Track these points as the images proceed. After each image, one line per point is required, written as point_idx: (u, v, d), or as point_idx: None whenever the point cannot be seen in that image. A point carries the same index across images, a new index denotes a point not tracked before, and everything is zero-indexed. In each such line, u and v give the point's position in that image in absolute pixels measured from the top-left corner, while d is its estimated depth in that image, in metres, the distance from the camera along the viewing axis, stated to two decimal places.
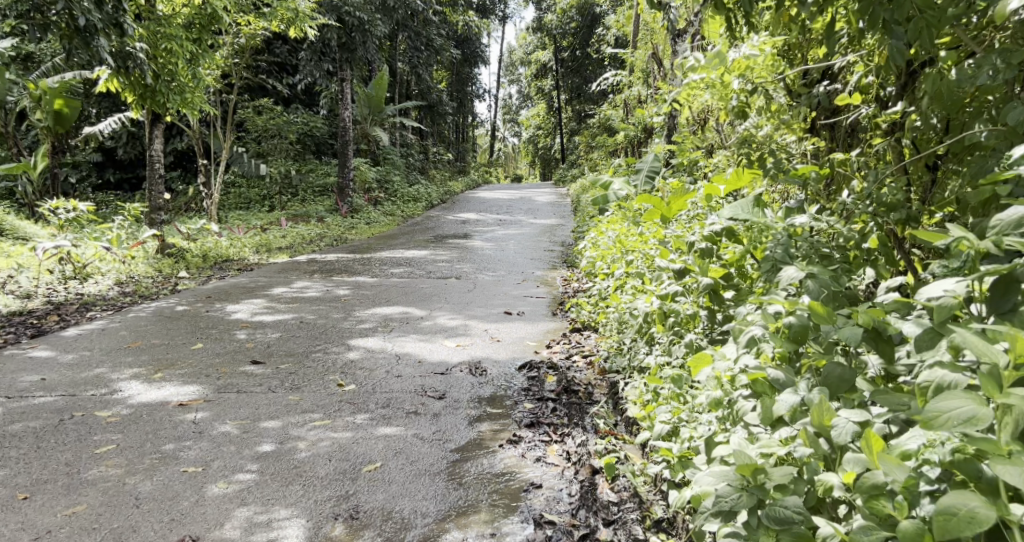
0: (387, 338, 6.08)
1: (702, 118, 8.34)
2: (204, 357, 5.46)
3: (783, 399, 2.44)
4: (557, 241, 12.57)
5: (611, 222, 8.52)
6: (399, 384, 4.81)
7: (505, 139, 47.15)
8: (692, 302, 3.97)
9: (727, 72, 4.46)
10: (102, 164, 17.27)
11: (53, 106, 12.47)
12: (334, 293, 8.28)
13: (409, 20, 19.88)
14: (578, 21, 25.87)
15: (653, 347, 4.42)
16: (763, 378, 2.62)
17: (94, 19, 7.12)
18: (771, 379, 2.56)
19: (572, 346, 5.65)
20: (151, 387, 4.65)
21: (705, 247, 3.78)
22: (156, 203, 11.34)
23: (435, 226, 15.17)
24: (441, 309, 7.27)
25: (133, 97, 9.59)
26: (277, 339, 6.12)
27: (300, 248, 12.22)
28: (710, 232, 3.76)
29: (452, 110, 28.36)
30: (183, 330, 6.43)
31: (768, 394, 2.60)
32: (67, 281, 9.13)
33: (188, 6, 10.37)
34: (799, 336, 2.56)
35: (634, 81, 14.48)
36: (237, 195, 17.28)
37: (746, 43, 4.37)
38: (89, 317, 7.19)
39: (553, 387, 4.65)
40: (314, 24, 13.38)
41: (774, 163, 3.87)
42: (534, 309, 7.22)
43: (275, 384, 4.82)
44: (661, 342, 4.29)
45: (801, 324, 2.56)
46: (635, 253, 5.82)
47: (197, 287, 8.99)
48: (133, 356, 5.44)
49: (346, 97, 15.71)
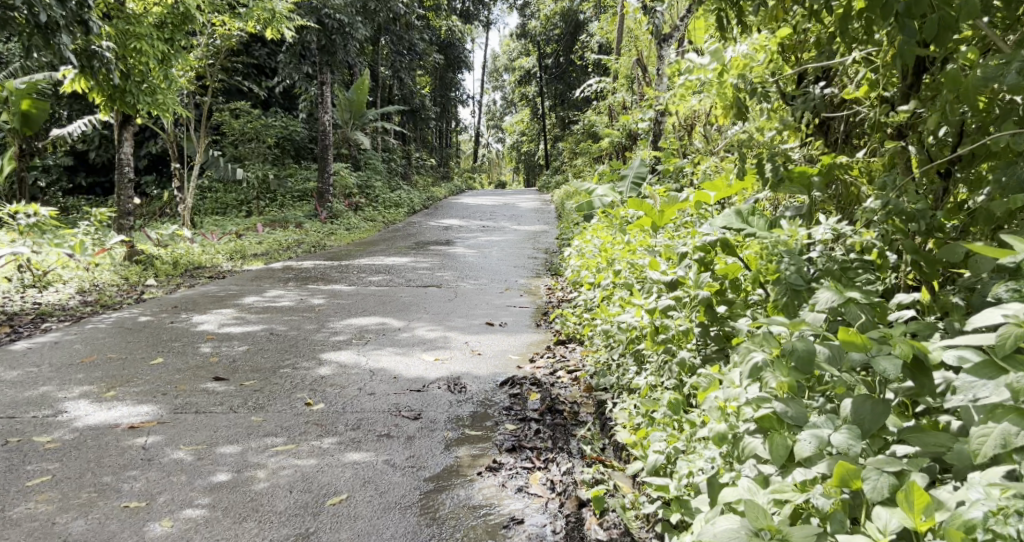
0: (360, 351, 5.74)
1: (690, 123, 8.10)
2: (162, 373, 5.12)
3: (805, 438, 2.22)
4: (541, 248, 12.27)
5: (596, 229, 8.22)
6: (371, 403, 4.48)
7: (490, 145, 46.77)
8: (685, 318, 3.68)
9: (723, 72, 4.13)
10: (73, 168, 16.74)
11: (21, 106, 11.78)
12: (308, 303, 7.93)
13: (391, 23, 19.49)
14: (561, 28, 25.64)
15: (642, 366, 4.10)
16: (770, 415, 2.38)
17: (55, 16, 6.72)
18: (779, 411, 2.34)
19: (556, 360, 5.34)
20: (101, 408, 4.30)
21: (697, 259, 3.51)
22: (124, 208, 10.92)
23: (417, 232, 14.82)
24: (420, 320, 6.94)
25: (100, 98, 9.22)
26: (243, 352, 5.77)
27: (275, 255, 11.84)
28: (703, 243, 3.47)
29: (434, 116, 27.99)
30: (142, 342, 6.07)
31: (777, 429, 2.37)
32: (25, 290, 8.71)
33: (159, 5, 9.93)
34: (808, 364, 2.31)
35: (619, 87, 14.21)
36: (213, 200, 16.84)
37: (740, 42, 4.05)
38: (45, 329, 6.81)
39: (536, 406, 4.34)
40: (293, 26, 12.99)
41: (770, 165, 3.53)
42: (517, 320, 6.91)
43: (236, 404, 4.48)
44: (650, 361, 3.96)
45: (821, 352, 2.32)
46: (622, 263, 5.52)
47: (163, 296, 8.61)
48: (85, 372, 5.08)
49: (327, 100, 15.33)
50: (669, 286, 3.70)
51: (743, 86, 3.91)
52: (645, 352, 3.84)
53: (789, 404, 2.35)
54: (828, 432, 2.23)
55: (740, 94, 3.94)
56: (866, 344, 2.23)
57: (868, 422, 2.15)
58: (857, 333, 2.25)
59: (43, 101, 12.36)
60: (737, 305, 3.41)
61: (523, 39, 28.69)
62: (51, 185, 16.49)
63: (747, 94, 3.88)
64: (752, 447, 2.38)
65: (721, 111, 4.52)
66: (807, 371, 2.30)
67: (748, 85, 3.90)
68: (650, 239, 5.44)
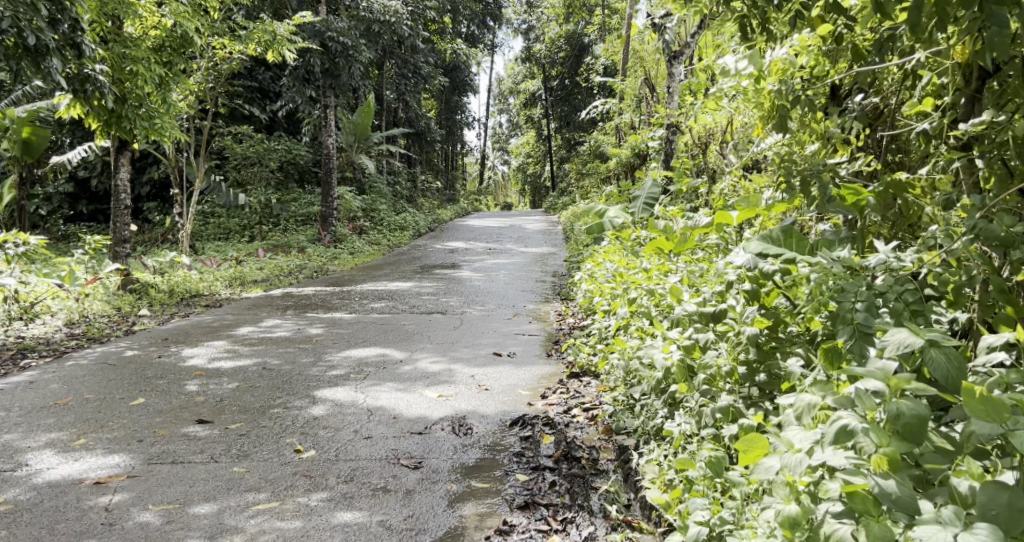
0: (357, 387, 5.28)
1: (705, 141, 7.68)
2: (141, 415, 4.70)
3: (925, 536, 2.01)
4: (549, 271, 11.80)
5: (609, 252, 7.78)
6: (367, 449, 4.04)
7: (496, 168, 46.29)
8: (725, 357, 3.32)
9: (762, 79, 3.68)
10: (75, 195, 16.36)
11: (23, 134, 11.40)
12: (305, 333, 7.51)
13: (396, 46, 19.19)
14: (566, 50, 25.26)
15: (674, 411, 3.62)
16: (863, 491, 2.18)
17: (46, 37, 6.30)
18: (880, 493, 2.14)
19: (570, 397, 4.87)
20: (66, 459, 3.94)
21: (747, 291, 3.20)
22: (120, 234, 10.52)
23: (423, 255, 14.40)
24: (423, 351, 6.50)
25: (96, 124, 8.83)
26: (233, 389, 5.35)
27: (276, 282, 11.43)
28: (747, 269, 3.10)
29: (439, 138, 27.62)
30: (124, 380, 5.66)
31: (872, 512, 2.16)
32: (12, 322, 8.31)
33: (156, 28, 9.57)
34: (917, 431, 2.18)
35: (625, 108, 13.79)
36: (216, 225, 16.45)
37: (782, 44, 3.60)
38: (25, 367, 6.42)
39: (550, 451, 3.90)
40: (294, 50, 12.63)
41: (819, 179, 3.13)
42: (527, 349, 6.47)
43: (218, 451, 4.05)
44: (687, 406, 3.45)
45: (917, 415, 2.18)
46: (639, 289, 5.06)
47: (155, 328, 8.21)
48: (56, 418, 4.70)
49: (330, 123, 14.82)
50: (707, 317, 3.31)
51: (785, 94, 3.50)
52: (679, 395, 3.44)
53: (890, 483, 2.16)
54: (956, 530, 2.01)
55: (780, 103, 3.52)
56: (998, 416, 2.06)
57: (1008, 517, 1.99)
58: (988, 403, 2.07)
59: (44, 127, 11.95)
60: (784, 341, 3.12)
61: (528, 62, 28.42)
62: (52, 213, 16.16)
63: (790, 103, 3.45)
64: (841, 536, 2.17)
65: (760, 122, 4.12)
66: (918, 438, 2.17)
67: (791, 90, 3.47)
68: (671, 264, 4.99)
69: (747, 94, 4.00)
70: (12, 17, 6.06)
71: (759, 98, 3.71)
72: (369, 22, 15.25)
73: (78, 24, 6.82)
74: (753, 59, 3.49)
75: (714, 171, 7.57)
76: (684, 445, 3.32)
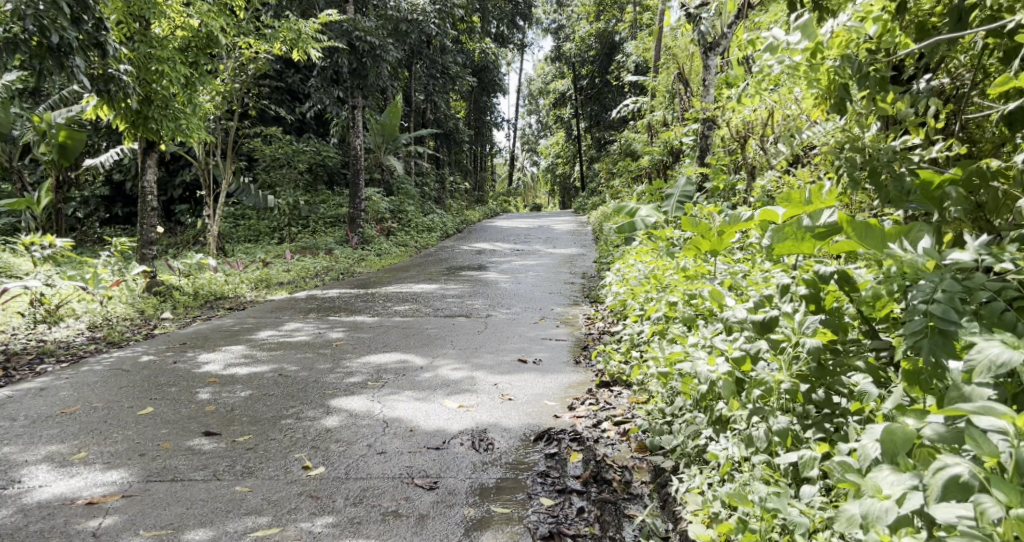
0: (375, 396, 5.00)
1: (742, 136, 7.26)
2: (147, 426, 4.46)
3: None
4: (578, 273, 11.45)
5: (641, 254, 7.43)
6: (380, 467, 3.76)
7: (525, 169, 45.93)
8: (781, 375, 2.95)
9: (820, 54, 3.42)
10: (110, 198, 16.26)
11: (58, 138, 11.47)
12: (326, 337, 7.25)
13: (423, 45, 18.93)
14: (596, 49, 24.81)
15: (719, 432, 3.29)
16: None
17: (69, 38, 6.02)
18: None
19: (600, 409, 4.52)
20: (62, 475, 3.73)
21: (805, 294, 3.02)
22: (146, 237, 10.35)
23: (450, 257, 14.12)
24: (445, 357, 6.20)
25: (122, 126, 8.61)
26: (246, 397, 5.09)
27: (301, 284, 11.23)
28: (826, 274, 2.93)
29: (468, 139, 27.29)
30: (136, 387, 5.41)
31: None
32: (36, 326, 8.15)
33: (182, 28, 9.29)
34: None
35: (658, 105, 13.33)
36: (245, 227, 16.37)
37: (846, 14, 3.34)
38: (40, 373, 6.21)
39: (578, 471, 3.59)
40: (320, 50, 12.37)
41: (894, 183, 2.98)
42: (554, 356, 6.14)
43: (222, 468, 3.80)
44: (737, 428, 3.14)
45: None
46: (677, 293, 4.77)
47: (175, 332, 8.00)
48: (60, 428, 4.48)
49: (358, 125, 14.55)
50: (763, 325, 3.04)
51: (847, 71, 3.28)
52: (727, 414, 3.15)
53: None
54: None
55: (843, 83, 3.33)
56: None
57: None
58: None
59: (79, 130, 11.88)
60: (845, 355, 2.87)
61: (558, 61, 28.01)
62: (89, 216, 16.10)
63: (858, 82, 3.21)
64: None
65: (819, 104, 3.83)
66: None
67: (856, 68, 3.23)
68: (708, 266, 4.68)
69: (802, 71, 3.73)
70: (33, 15, 5.80)
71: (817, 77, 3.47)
72: (396, 20, 14.92)
73: (102, 22, 6.52)
74: (808, 31, 3.26)
75: (755, 169, 7.13)
76: (731, 472, 3.05)
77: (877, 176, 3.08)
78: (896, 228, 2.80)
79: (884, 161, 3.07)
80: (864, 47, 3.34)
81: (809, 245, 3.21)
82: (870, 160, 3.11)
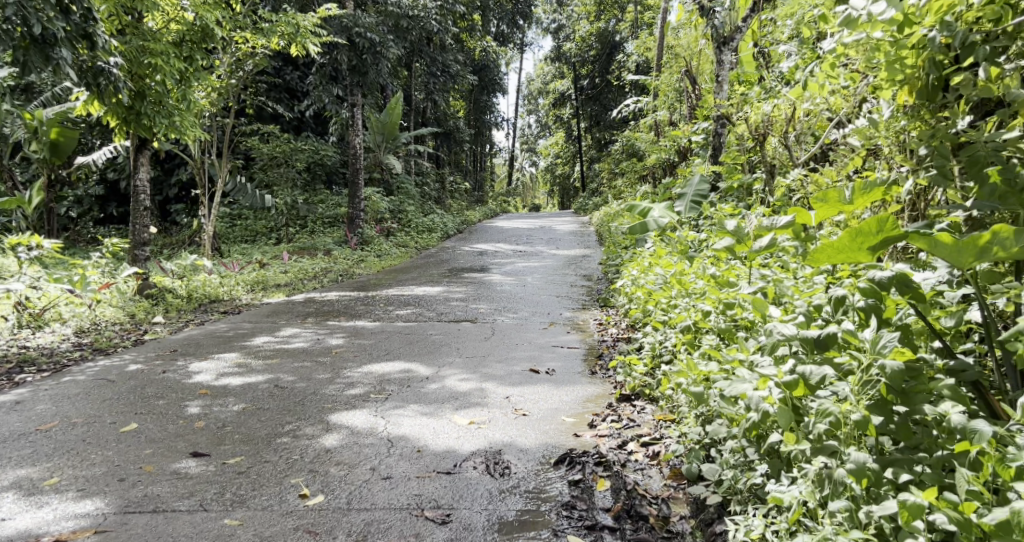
0: (378, 411, 4.60)
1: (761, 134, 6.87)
2: (128, 445, 4.07)
3: None
4: (583, 275, 11.09)
5: (656, 256, 7.08)
6: (385, 496, 3.39)
7: (524, 169, 45.56)
8: (848, 403, 2.70)
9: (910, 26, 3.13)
10: (105, 197, 15.83)
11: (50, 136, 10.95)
12: (325, 344, 6.85)
13: (424, 43, 18.59)
14: (597, 49, 24.59)
15: (777, 467, 2.94)
16: None
17: (55, 28, 5.59)
18: None
19: (624, 427, 4.14)
20: (30, 506, 3.38)
21: (866, 305, 2.80)
22: (139, 238, 9.96)
23: (452, 258, 13.74)
24: (452, 366, 5.81)
25: (114, 123, 8.22)
26: (238, 412, 4.69)
27: (299, 286, 10.85)
28: (872, 280, 2.76)
29: (467, 139, 26.95)
30: (120, 400, 5.01)
31: None
32: (20, 331, 7.74)
33: (177, 21, 8.73)
34: None
35: (662, 104, 13.02)
36: (243, 227, 15.97)
37: None
38: (19, 384, 5.82)
39: (609, 503, 3.29)
40: (319, 44, 11.97)
41: (997, 183, 2.87)
42: (567, 365, 5.76)
43: (209, 496, 3.44)
44: (804, 471, 2.79)
45: None
46: (707, 300, 4.46)
47: (166, 338, 7.60)
48: (32, 448, 4.10)
49: (358, 123, 14.19)
50: (819, 341, 2.83)
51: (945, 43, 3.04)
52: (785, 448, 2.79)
53: None
54: None
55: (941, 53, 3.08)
56: None
57: None
58: None
59: (77, 128, 11.33)
60: (921, 378, 2.62)
61: (558, 61, 27.79)
62: (83, 215, 15.70)
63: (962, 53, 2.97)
64: None
65: (884, 87, 3.57)
66: None
67: (960, 37, 2.98)
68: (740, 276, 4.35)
69: (877, 47, 3.39)
70: (17, 4, 5.36)
71: (904, 53, 3.21)
72: (397, 17, 14.61)
73: (91, 12, 6.09)
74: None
75: (773, 166, 6.47)
76: (802, 520, 2.69)
77: (982, 169, 2.91)
78: (977, 237, 2.59)
79: (988, 152, 2.90)
80: (965, 15, 2.99)
81: (865, 254, 2.96)
82: (973, 149, 2.94)
